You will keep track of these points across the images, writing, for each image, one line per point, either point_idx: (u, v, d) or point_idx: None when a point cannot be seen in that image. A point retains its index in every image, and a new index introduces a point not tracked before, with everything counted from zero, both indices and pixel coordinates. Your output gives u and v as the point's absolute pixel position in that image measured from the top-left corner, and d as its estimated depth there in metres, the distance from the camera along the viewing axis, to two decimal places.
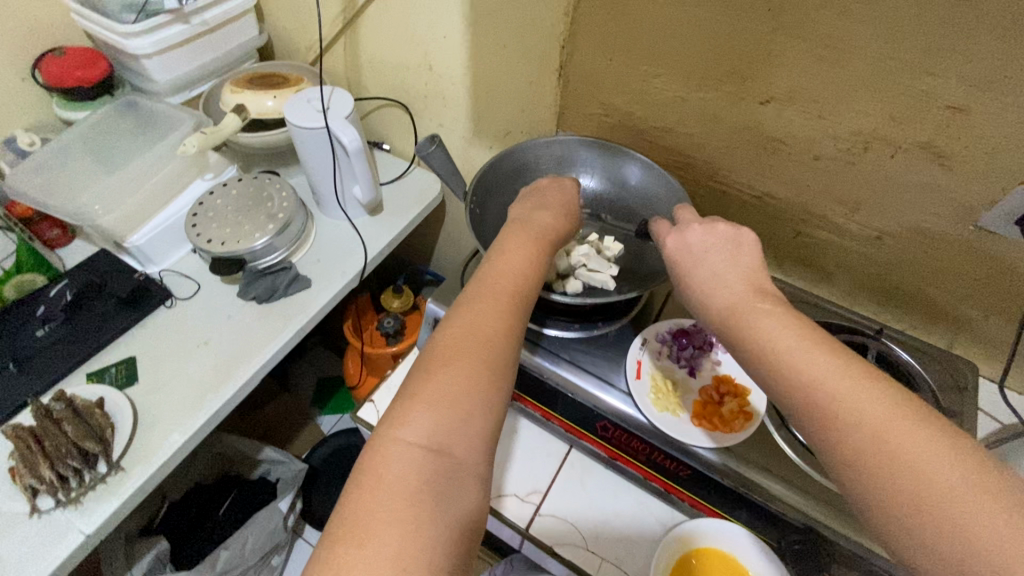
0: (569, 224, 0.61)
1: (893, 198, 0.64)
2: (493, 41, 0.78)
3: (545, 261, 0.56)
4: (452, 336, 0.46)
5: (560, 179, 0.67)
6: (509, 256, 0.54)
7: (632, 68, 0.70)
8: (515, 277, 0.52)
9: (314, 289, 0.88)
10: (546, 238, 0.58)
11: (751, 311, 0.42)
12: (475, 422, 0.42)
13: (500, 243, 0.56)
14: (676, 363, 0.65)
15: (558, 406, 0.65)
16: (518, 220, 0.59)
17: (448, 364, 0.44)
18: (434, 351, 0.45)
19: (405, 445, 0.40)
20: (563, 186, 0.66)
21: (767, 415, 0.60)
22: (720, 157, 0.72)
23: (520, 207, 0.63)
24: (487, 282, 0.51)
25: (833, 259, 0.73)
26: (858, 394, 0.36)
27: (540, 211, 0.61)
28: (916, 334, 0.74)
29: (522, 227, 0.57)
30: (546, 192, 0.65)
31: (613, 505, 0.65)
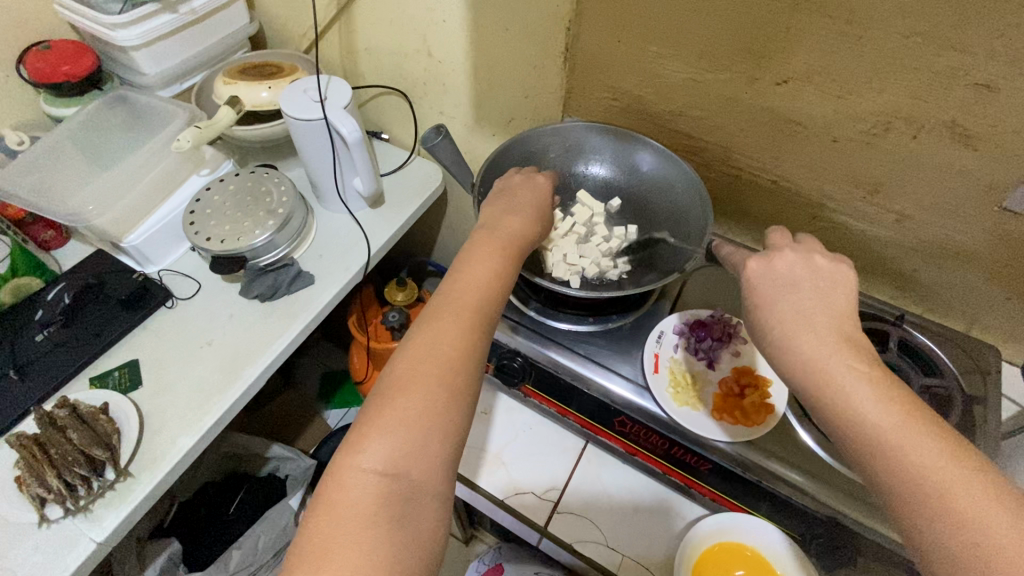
0: (540, 230, 0.59)
1: (913, 179, 0.62)
2: (495, 24, 0.75)
3: (511, 273, 0.53)
4: (409, 359, 0.45)
5: (533, 176, 0.64)
6: (473, 268, 0.52)
7: (642, 50, 0.68)
8: (476, 292, 0.50)
9: (317, 286, 0.86)
10: (518, 247, 0.55)
11: None
12: (432, 444, 0.41)
13: (465, 253, 0.54)
14: (695, 355, 0.63)
15: (574, 402, 0.64)
16: (483, 227, 0.57)
17: (405, 389, 0.43)
18: (393, 373, 0.44)
19: (362, 472, 0.39)
20: (537, 185, 0.63)
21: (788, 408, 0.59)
22: (733, 140, 0.70)
23: (489, 209, 0.59)
24: (450, 296, 0.49)
25: (851, 244, 0.72)
26: None
27: (509, 216, 0.58)
28: (936, 317, 0.72)
29: (487, 237, 0.55)
30: (517, 193, 0.61)
31: (631, 499, 0.64)
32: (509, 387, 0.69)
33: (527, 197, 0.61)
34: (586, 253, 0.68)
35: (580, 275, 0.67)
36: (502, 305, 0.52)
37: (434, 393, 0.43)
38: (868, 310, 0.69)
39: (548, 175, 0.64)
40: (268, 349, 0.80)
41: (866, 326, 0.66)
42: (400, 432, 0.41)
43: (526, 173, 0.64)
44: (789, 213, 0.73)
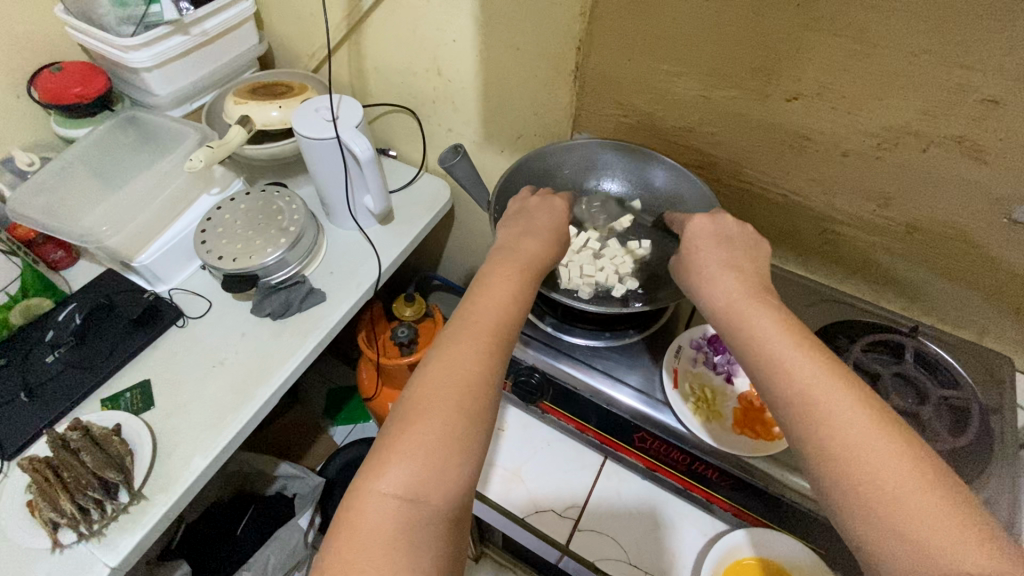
0: (555, 249, 0.59)
1: (922, 192, 0.63)
2: (505, 43, 0.76)
3: (529, 294, 0.54)
4: (427, 382, 0.45)
5: (550, 199, 0.64)
6: (489, 291, 0.52)
7: (652, 68, 0.69)
8: (493, 314, 0.50)
9: (328, 303, 0.86)
10: (535, 267, 0.56)
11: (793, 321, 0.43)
12: (451, 470, 0.41)
13: (484, 276, 0.54)
14: (712, 369, 0.64)
15: (593, 417, 0.64)
16: (500, 250, 0.57)
17: (422, 413, 0.43)
18: (412, 397, 0.44)
19: (381, 498, 0.39)
20: (552, 207, 0.63)
21: None
22: (743, 155, 0.71)
23: (504, 231, 0.60)
24: (469, 319, 0.49)
25: (861, 256, 0.72)
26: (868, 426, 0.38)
27: (524, 236, 0.58)
28: (947, 329, 0.73)
29: (505, 259, 0.55)
30: (532, 215, 0.62)
31: (652, 514, 0.64)
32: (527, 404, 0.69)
33: (546, 216, 0.61)
34: (600, 264, 0.69)
35: (595, 289, 0.68)
36: (520, 327, 0.52)
37: (452, 418, 0.43)
38: (881, 324, 0.69)
39: (562, 196, 0.64)
40: (281, 368, 0.79)
41: (882, 338, 0.66)
42: (420, 457, 0.41)
43: (541, 195, 0.65)
44: (800, 226, 0.74)
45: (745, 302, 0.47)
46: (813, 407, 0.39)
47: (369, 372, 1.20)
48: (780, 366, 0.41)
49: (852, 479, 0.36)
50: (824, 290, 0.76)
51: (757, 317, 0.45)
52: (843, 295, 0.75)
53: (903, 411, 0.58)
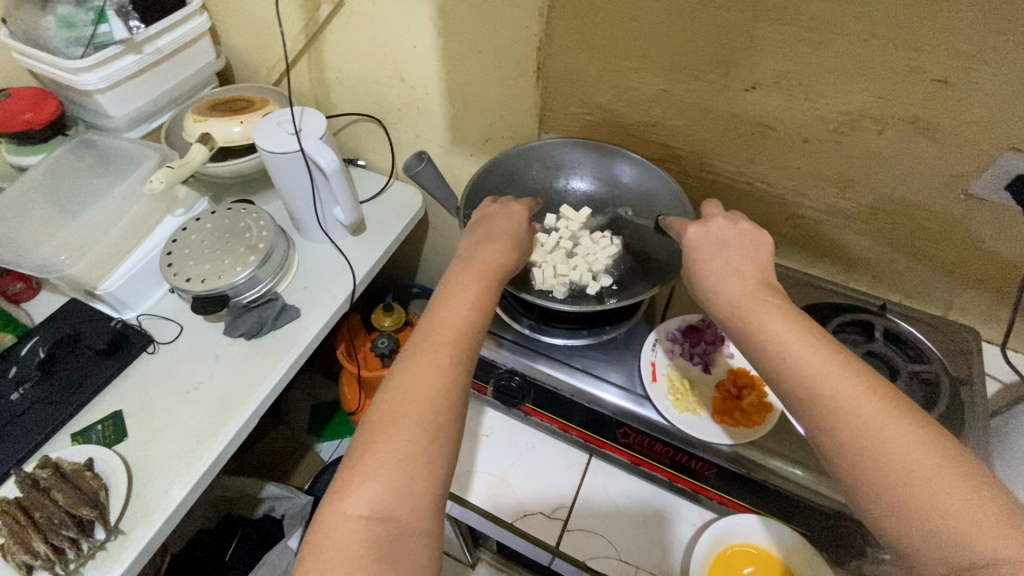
0: (517, 253, 0.58)
1: (881, 173, 0.64)
2: (466, 47, 0.76)
3: (492, 300, 0.53)
4: (391, 396, 0.44)
5: (509, 205, 0.63)
6: (452, 300, 0.51)
7: (613, 65, 0.69)
8: (456, 324, 0.49)
9: (303, 319, 0.85)
10: (497, 274, 0.55)
11: (766, 317, 0.45)
12: (417, 484, 0.41)
13: (445, 285, 0.53)
14: (690, 360, 0.64)
15: (576, 417, 0.64)
16: (461, 259, 0.57)
17: (389, 430, 0.42)
18: (376, 414, 0.44)
19: (348, 519, 0.39)
20: (514, 213, 0.62)
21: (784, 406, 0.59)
22: (707, 147, 0.72)
23: (466, 240, 0.60)
24: (431, 330, 0.49)
25: (828, 239, 0.74)
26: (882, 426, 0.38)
27: (485, 244, 0.58)
28: (914, 304, 0.74)
29: (466, 267, 0.55)
30: (493, 221, 0.61)
31: (641, 509, 0.64)
32: (510, 407, 0.68)
33: (506, 224, 0.60)
34: (573, 262, 0.68)
35: (569, 288, 0.68)
36: (484, 334, 0.52)
37: (417, 432, 0.42)
38: (852, 303, 0.71)
39: (523, 202, 0.64)
40: (258, 388, 0.77)
41: (853, 318, 0.67)
42: (386, 474, 0.40)
43: (503, 202, 0.64)
44: (767, 213, 0.75)
45: (740, 313, 0.47)
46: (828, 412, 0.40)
47: (351, 386, 1.18)
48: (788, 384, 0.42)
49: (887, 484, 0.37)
50: (794, 273, 0.77)
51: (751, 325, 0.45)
52: (814, 278, 0.77)
53: None
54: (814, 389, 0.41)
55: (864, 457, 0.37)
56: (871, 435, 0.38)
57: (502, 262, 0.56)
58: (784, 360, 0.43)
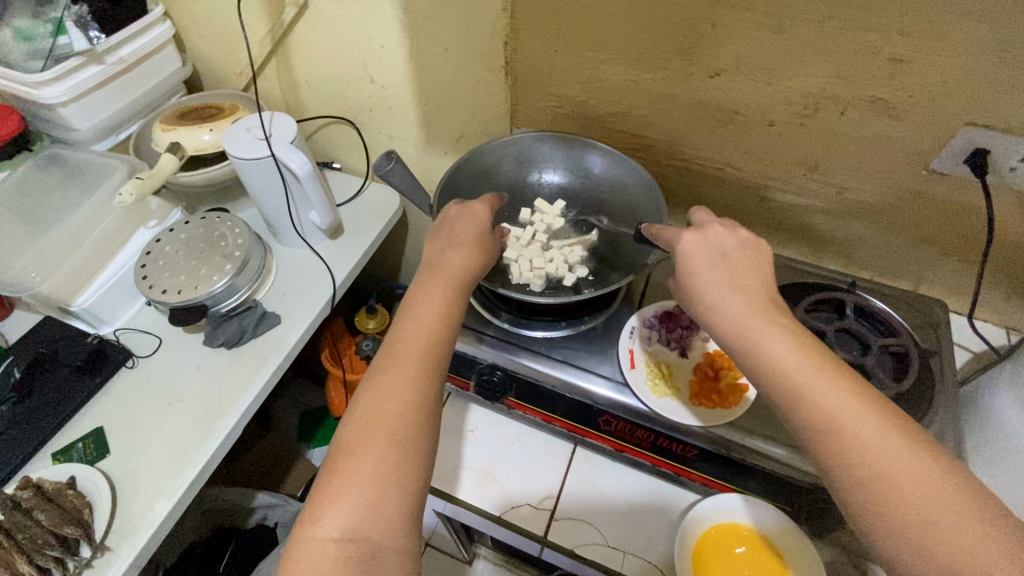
0: (484, 258, 0.59)
1: (846, 153, 0.65)
2: (433, 45, 0.76)
3: (459, 309, 0.54)
4: (361, 414, 0.45)
5: (470, 206, 0.62)
6: (419, 311, 0.52)
7: (579, 56, 0.69)
8: (423, 335, 0.50)
9: (284, 325, 0.84)
10: (462, 281, 0.56)
11: (760, 328, 0.45)
12: (390, 503, 0.41)
13: (411, 296, 0.54)
14: (667, 345, 0.65)
15: (559, 408, 0.64)
16: (426, 267, 0.57)
17: (359, 448, 0.43)
18: (346, 433, 0.44)
19: (322, 542, 0.39)
20: (477, 214, 0.62)
21: None
22: (676, 134, 0.73)
23: (430, 246, 0.59)
24: (398, 344, 0.49)
25: (799, 220, 0.75)
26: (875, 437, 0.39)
27: (450, 250, 0.58)
28: (885, 280, 0.76)
29: (431, 276, 0.55)
30: (456, 225, 0.61)
31: (626, 494, 0.65)
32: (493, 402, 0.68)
33: (470, 227, 0.60)
34: (549, 254, 0.69)
35: (546, 280, 0.68)
36: (453, 343, 0.52)
37: (387, 450, 0.43)
38: (824, 282, 0.72)
39: (485, 202, 0.63)
40: (241, 398, 0.77)
41: (824, 296, 0.68)
42: (358, 495, 0.41)
43: (465, 202, 0.63)
44: (739, 198, 0.76)
45: (738, 320, 0.47)
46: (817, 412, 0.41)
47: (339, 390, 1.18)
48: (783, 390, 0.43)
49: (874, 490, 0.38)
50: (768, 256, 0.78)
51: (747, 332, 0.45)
52: (788, 259, 0.78)
53: (849, 362, 0.60)
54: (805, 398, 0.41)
55: (855, 467, 0.39)
56: (863, 448, 0.39)
57: (467, 267, 0.57)
58: (770, 364, 0.44)
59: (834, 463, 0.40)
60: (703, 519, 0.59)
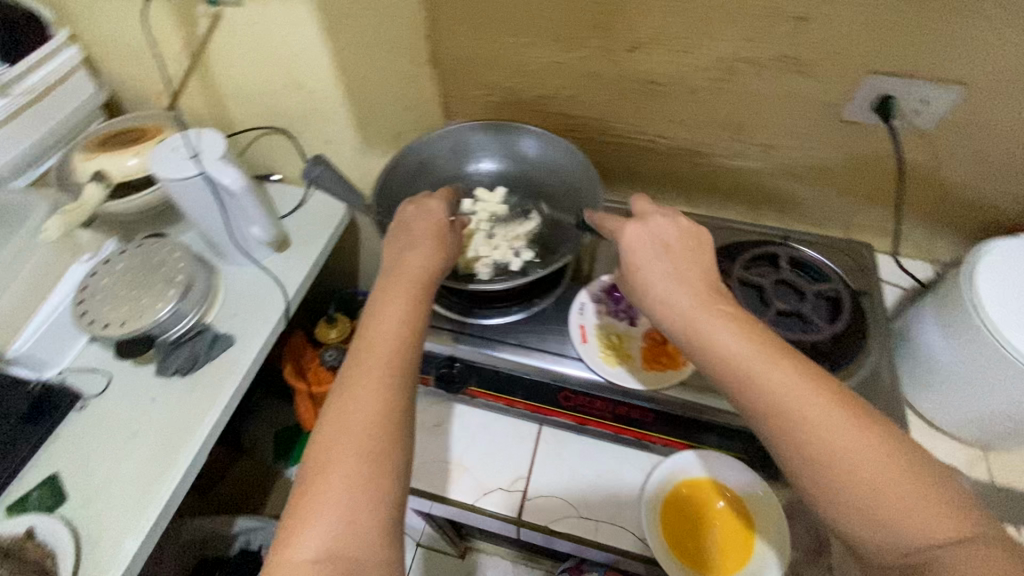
0: (445, 258, 0.59)
1: (765, 112, 0.68)
2: (354, 44, 0.75)
3: (423, 313, 0.54)
4: (334, 428, 0.45)
5: (425, 203, 0.62)
6: (382, 322, 0.52)
7: (502, 42, 0.70)
8: (389, 343, 0.50)
9: (239, 345, 0.83)
10: (424, 284, 0.56)
11: (702, 317, 0.46)
12: (365, 517, 0.41)
13: (373, 305, 0.54)
14: (616, 316, 0.67)
15: (519, 391, 0.65)
16: (386, 272, 0.57)
17: (333, 463, 0.43)
18: (316, 451, 0.44)
19: (297, 565, 0.39)
20: (432, 211, 0.62)
21: None
22: (605, 110, 0.74)
23: (388, 249, 0.59)
24: (363, 357, 0.50)
25: (732, 182, 0.78)
26: (817, 414, 0.39)
27: (408, 254, 0.58)
28: (818, 230, 0.80)
29: (392, 281, 0.55)
30: (412, 224, 0.60)
31: (595, 466, 0.67)
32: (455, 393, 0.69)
33: (427, 223, 0.60)
34: (495, 241, 0.69)
35: (494, 267, 0.68)
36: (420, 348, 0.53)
37: (358, 465, 0.43)
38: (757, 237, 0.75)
39: (438, 197, 0.63)
40: (203, 425, 0.75)
41: (757, 252, 0.67)
42: (333, 514, 0.41)
43: (420, 199, 0.63)
44: (673, 166, 0.78)
45: (681, 309, 0.47)
46: (757, 389, 0.42)
47: (303, 408, 1.14)
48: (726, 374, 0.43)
49: (815, 461, 0.38)
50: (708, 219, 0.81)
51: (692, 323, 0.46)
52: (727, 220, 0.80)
53: (785, 313, 0.61)
54: (748, 380, 0.42)
55: (800, 444, 0.39)
56: (805, 424, 0.39)
57: (427, 266, 0.56)
58: (713, 351, 0.44)
59: (804, 462, 0.39)
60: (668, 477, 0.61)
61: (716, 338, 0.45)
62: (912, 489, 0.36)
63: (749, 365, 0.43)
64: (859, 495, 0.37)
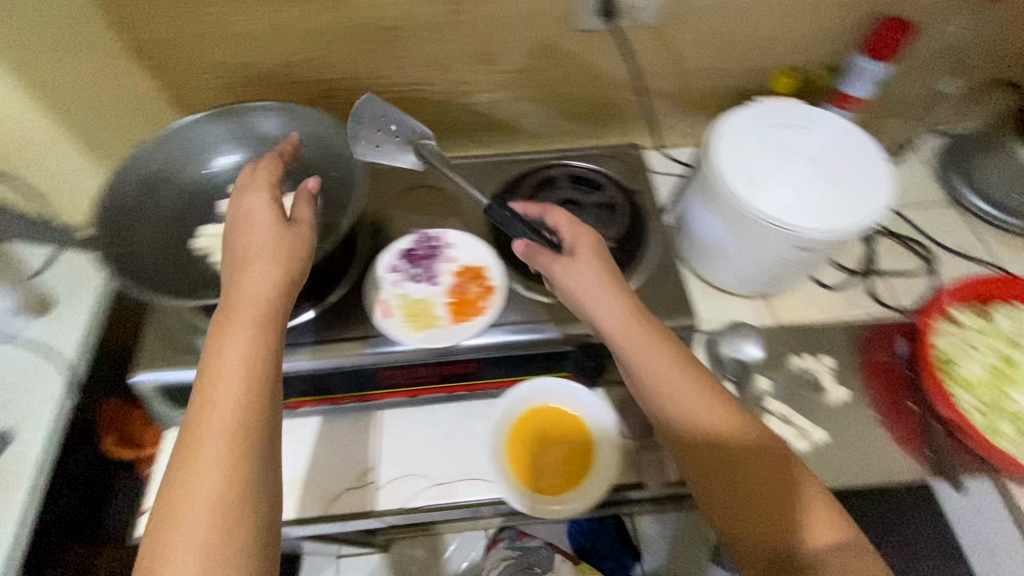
0: (298, 264, 0.49)
1: (508, 36, 0.67)
2: (14, 46, 0.60)
3: (277, 342, 0.46)
4: (179, 488, 0.39)
5: (243, 195, 0.51)
6: (224, 361, 0.43)
7: (204, 13, 0.61)
8: (239, 391, 0.42)
9: (20, 442, 0.68)
10: (275, 303, 0.47)
11: (636, 334, 0.49)
12: None
13: (214, 335, 0.45)
14: (416, 279, 0.62)
15: (335, 387, 0.60)
16: (224, 292, 0.47)
17: (177, 524, 0.38)
18: (154, 540, 0.38)
19: None
20: (265, 210, 0.50)
21: (506, 280, 0.62)
22: (353, 68, 0.68)
23: (227, 244, 0.49)
24: (203, 410, 0.42)
25: (507, 113, 0.77)
26: (737, 440, 0.46)
27: (253, 261, 0.48)
28: (601, 142, 0.82)
29: (234, 303, 0.46)
30: (248, 226, 0.49)
31: (440, 431, 0.62)
32: None
33: (263, 222, 0.49)
34: None
35: None
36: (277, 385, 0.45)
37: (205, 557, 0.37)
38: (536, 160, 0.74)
39: (268, 188, 0.52)
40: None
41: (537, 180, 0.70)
42: None
43: (244, 188, 0.52)
44: (446, 111, 0.76)
45: (620, 327, 0.50)
46: (677, 409, 0.47)
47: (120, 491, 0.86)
48: (658, 399, 0.48)
49: (732, 482, 0.45)
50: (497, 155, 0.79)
51: (626, 336, 0.49)
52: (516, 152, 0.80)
53: None
54: (676, 403, 0.47)
55: (718, 461, 0.45)
56: (721, 444, 0.46)
57: (277, 285, 0.47)
58: (644, 369, 0.48)
59: (717, 474, 0.45)
60: (507, 415, 0.60)
61: (647, 354, 0.48)
62: (820, 521, 0.44)
63: (673, 386, 0.48)
64: (765, 513, 0.44)
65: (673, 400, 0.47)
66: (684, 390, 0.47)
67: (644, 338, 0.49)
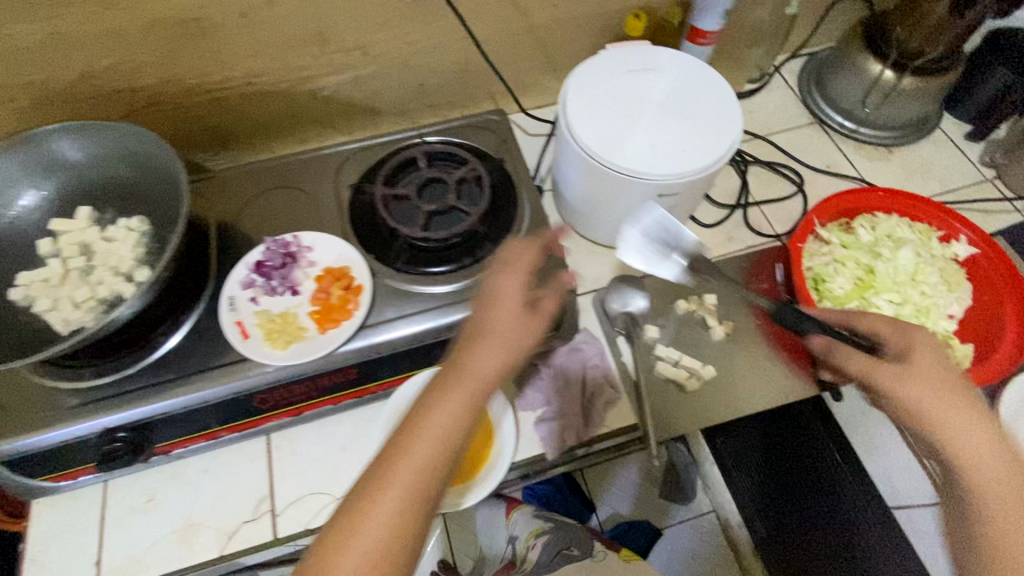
0: (522, 342, 0.40)
1: (337, 12, 0.61)
2: None
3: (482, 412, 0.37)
4: (404, 434, 0.35)
5: (530, 248, 0.45)
6: (434, 418, 0.35)
7: None
8: (430, 453, 0.34)
9: None
10: (497, 372, 0.38)
11: (924, 370, 0.41)
12: None
13: (444, 369, 0.38)
14: (275, 293, 0.57)
15: (210, 421, 0.55)
16: (488, 321, 0.40)
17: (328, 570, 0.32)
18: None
19: None
20: (525, 266, 0.43)
21: (372, 277, 0.58)
22: (168, 69, 0.61)
23: (499, 287, 0.42)
24: (399, 461, 0.34)
25: (359, 95, 0.72)
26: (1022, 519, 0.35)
27: (500, 306, 0.41)
28: (467, 112, 0.79)
29: (468, 354, 0.38)
30: (505, 276, 0.42)
31: (335, 442, 0.59)
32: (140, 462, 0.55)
33: (522, 317, 0.41)
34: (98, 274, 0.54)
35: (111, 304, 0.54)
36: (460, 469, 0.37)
37: None
38: (392, 142, 0.70)
39: (536, 253, 0.44)
40: None
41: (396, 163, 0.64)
42: None
43: (516, 249, 0.44)
44: (291, 102, 0.70)
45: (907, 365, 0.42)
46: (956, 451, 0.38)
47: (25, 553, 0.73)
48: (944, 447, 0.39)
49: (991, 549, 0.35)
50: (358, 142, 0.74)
51: (912, 374, 0.41)
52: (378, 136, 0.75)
53: (436, 211, 0.61)
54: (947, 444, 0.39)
55: (985, 522, 0.36)
56: (993, 506, 0.36)
57: (495, 367, 0.38)
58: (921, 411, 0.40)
59: (975, 534, 0.36)
60: (401, 414, 0.57)
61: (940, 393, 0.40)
62: None
63: (956, 428, 0.39)
64: None
65: (962, 456, 0.38)
66: (977, 446, 0.38)
67: (951, 397, 0.40)
